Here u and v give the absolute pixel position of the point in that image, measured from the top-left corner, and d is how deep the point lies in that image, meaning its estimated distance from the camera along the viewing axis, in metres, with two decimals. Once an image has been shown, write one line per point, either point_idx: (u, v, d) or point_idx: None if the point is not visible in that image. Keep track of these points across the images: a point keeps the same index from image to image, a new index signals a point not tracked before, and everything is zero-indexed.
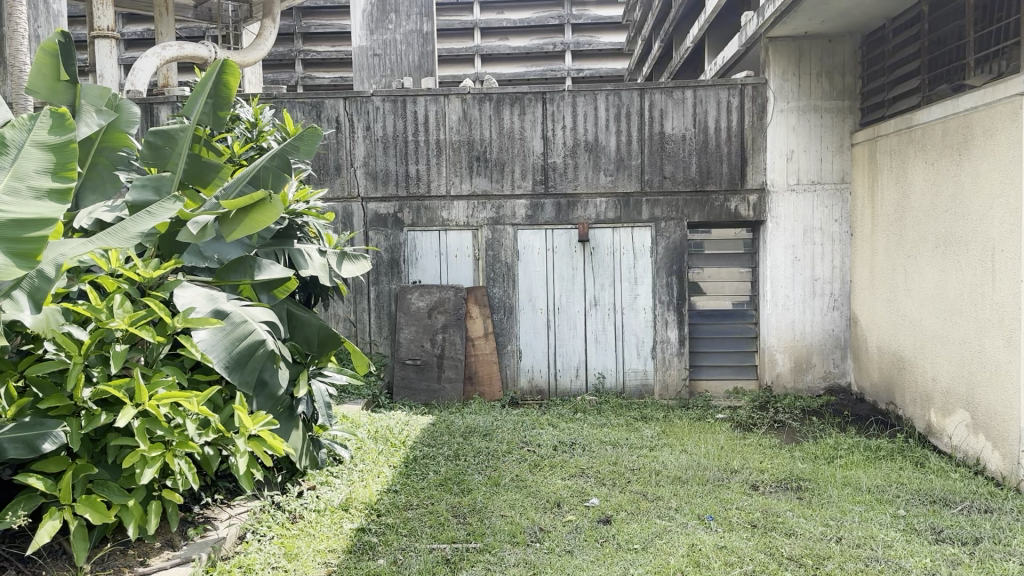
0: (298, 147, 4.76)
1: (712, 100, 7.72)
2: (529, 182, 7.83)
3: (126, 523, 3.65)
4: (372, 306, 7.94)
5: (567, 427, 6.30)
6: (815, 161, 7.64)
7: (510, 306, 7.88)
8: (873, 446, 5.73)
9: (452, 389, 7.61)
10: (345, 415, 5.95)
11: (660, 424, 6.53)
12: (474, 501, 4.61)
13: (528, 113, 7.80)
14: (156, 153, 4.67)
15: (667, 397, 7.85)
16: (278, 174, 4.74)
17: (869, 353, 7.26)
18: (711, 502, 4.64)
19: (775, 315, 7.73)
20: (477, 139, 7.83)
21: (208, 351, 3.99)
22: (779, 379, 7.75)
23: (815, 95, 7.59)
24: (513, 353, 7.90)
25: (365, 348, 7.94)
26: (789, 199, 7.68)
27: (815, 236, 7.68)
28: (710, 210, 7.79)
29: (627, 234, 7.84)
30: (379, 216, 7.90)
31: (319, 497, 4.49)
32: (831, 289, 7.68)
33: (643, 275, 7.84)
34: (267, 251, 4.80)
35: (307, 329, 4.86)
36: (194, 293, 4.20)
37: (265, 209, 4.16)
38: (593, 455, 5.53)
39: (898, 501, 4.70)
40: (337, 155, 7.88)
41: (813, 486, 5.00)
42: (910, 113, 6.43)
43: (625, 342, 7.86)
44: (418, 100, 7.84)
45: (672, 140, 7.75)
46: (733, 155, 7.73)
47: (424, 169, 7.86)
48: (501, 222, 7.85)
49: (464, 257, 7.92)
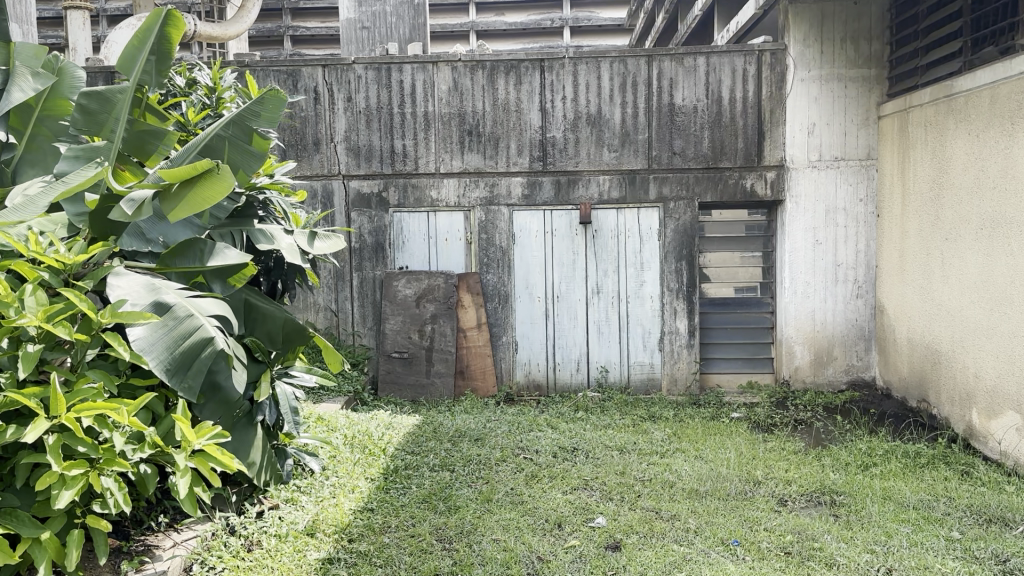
0: (260, 115, 4.07)
1: (726, 68, 7.05)
2: (526, 158, 7.17)
3: (37, 561, 2.97)
4: (356, 294, 7.30)
5: (568, 429, 5.67)
6: (839, 136, 6.99)
7: (505, 294, 7.24)
8: (911, 451, 5.11)
9: (442, 384, 7.00)
10: (321, 417, 5.33)
11: (670, 426, 5.89)
12: (462, 522, 3.98)
13: (525, 82, 7.13)
14: (90, 119, 4.05)
15: (676, 392, 7.23)
16: (238, 147, 4.03)
17: (898, 346, 6.63)
18: (736, 523, 4.02)
19: (794, 304, 7.10)
20: (469, 112, 7.16)
21: (144, 352, 3.37)
22: (797, 373, 7.13)
23: (838, 63, 6.93)
24: (508, 345, 7.27)
25: (347, 340, 7.31)
26: (810, 177, 7.03)
27: (839, 217, 7.04)
28: (723, 189, 7.13)
29: (633, 216, 7.19)
30: (362, 196, 7.24)
31: (281, 519, 3.85)
32: (854, 275, 7.07)
33: (650, 261, 7.20)
34: (222, 233, 4.13)
35: (267, 322, 4.21)
36: (132, 283, 3.61)
37: (214, 182, 3.49)
38: (597, 464, 4.90)
39: (950, 521, 4.09)
40: (316, 129, 7.21)
41: (849, 501, 4.39)
42: (950, 79, 5.78)
43: (630, 333, 7.23)
44: (404, 69, 7.15)
45: (683, 112, 7.09)
46: (749, 128, 7.08)
47: (412, 144, 7.20)
48: (495, 203, 7.20)
49: (456, 241, 7.26)
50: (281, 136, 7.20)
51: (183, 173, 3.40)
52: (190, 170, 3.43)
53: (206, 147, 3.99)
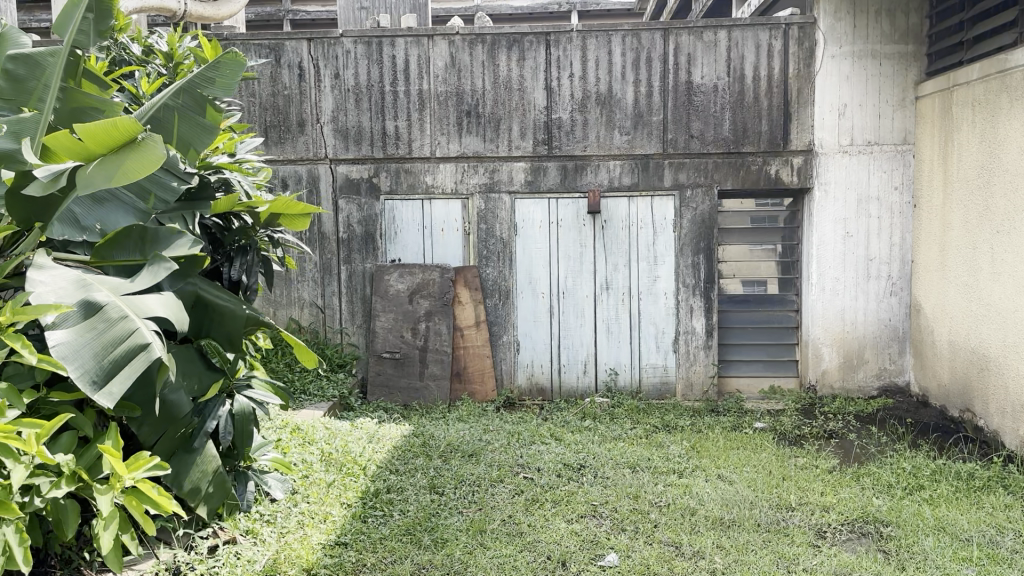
0: (214, 82, 3.68)
1: (750, 43, 6.43)
2: (529, 142, 6.57)
3: None
4: (344, 289, 6.72)
5: (574, 442, 5.08)
6: (872, 118, 6.38)
7: (507, 290, 6.66)
8: (962, 473, 4.50)
9: (436, 388, 6.42)
10: (298, 428, 4.77)
11: (688, 438, 5.29)
12: (450, 560, 3.40)
13: (529, 58, 6.51)
14: (19, 87, 3.40)
15: (692, 397, 6.64)
16: (188, 119, 3.59)
17: (937, 351, 6.03)
18: (770, 562, 3.45)
19: (822, 302, 6.50)
20: (468, 90, 6.56)
21: (65, 358, 2.80)
22: (825, 378, 6.54)
23: (873, 37, 6.31)
24: (509, 345, 6.69)
25: (335, 338, 6.73)
26: (841, 163, 6.42)
27: (871, 207, 6.44)
28: (745, 176, 6.53)
29: (646, 205, 6.59)
30: (351, 181, 6.65)
31: (237, 557, 3.29)
32: (888, 271, 6.47)
33: (665, 254, 6.60)
34: (171, 217, 3.59)
35: (224, 322, 3.58)
36: (55, 278, 3.04)
37: (143, 155, 3.04)
38: (606, 485, 4.30)
39: (1020, 561, 3.48)
40: (300, 109, 6.61)
41: (898, 533, 3.81)
42: (1003, 53, 5.14)
43: (642, 333, 6.64)
44: (397, 43, 6.53)
45: (702, 91, 6.47)
46: (774, 109, 6.46)
47: (405, 126, 6.60)
48: (496, 190, 6.61)
49: (453, 231, 6.67)
50: (263, 116, 6.62)
51: (103, 129, 2.99)
52: (110, 130, 3.01)
53: (152, 119, 3.53)
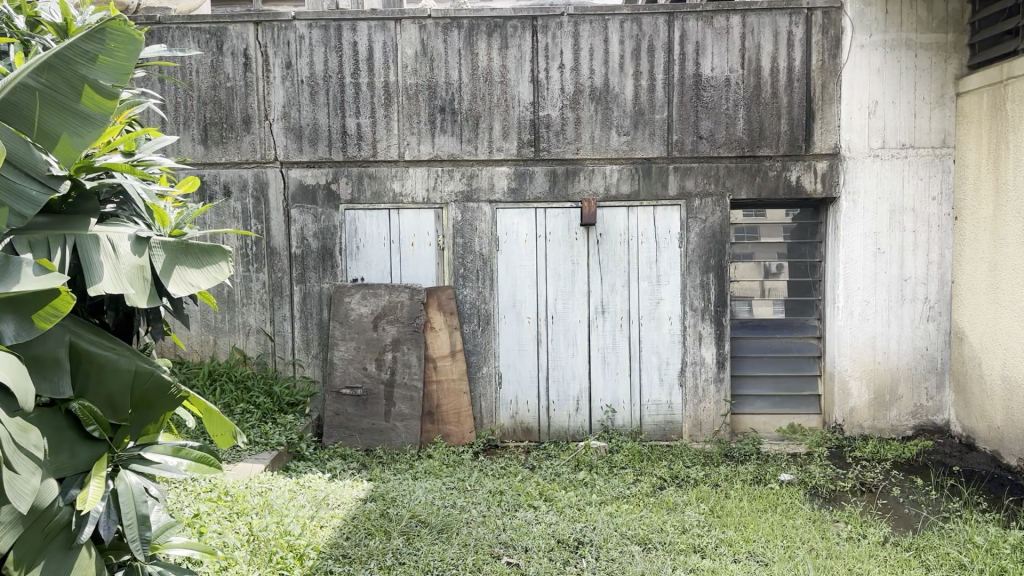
0: (94, 59, 2.68)
1: (767, 31, 5.57)
2: (513, 143, 5.68)
3: None
4: (297, 313, 5.78)
5: (568, 505, 4.18)
6: (907, 116, 5.54)
7: (487, 314, 5.75)
8: None
9: (405, 430, 5.48)
10: (227, 494, 3.85)
11: (704, 496, 4.39)
12: None
13: (513, 46, 5.62)
14: None
15: (700, 439, 5.76)
16: (58, 106, 2.64)
17: (988, 388, 5.18)
18: None
19: (849, 329, 5.64)
20: (441, 83, 5.66)
21: None
22: (853, 416, 5.68)
23: (907, 25, 5.49)
24: (489, 378, 5.78)
25: (287, 370, 5.79)
26: (872, 168, 5.58)
27: (906, 219, 5.60)
28: (762, 183, 5.66)
29: (647, 216, 5.70)
30: (305, 187, 5.72)
31: None
32: (925, 293, 5.63)
33: (669, 273, 5.72)
34: (32, 239, 2.60)
35: (105, 378, 2.68)
36: None
37: None
38: (611, 573, 3.40)
39: None
40: (246, 103, 5.69)
41: None
42: None
43: (642, 364, 5.75)
44: (359, 28, 5.62)
45: (712, 85, 5.62)
46: (794, 107, 5.62)
47: (368, 124, 5.69)
48: (474, 198, 5.71)
49: (424, 246, 5.75)
50: (202, 112, 5.69)
51: None
52: None
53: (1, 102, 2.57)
